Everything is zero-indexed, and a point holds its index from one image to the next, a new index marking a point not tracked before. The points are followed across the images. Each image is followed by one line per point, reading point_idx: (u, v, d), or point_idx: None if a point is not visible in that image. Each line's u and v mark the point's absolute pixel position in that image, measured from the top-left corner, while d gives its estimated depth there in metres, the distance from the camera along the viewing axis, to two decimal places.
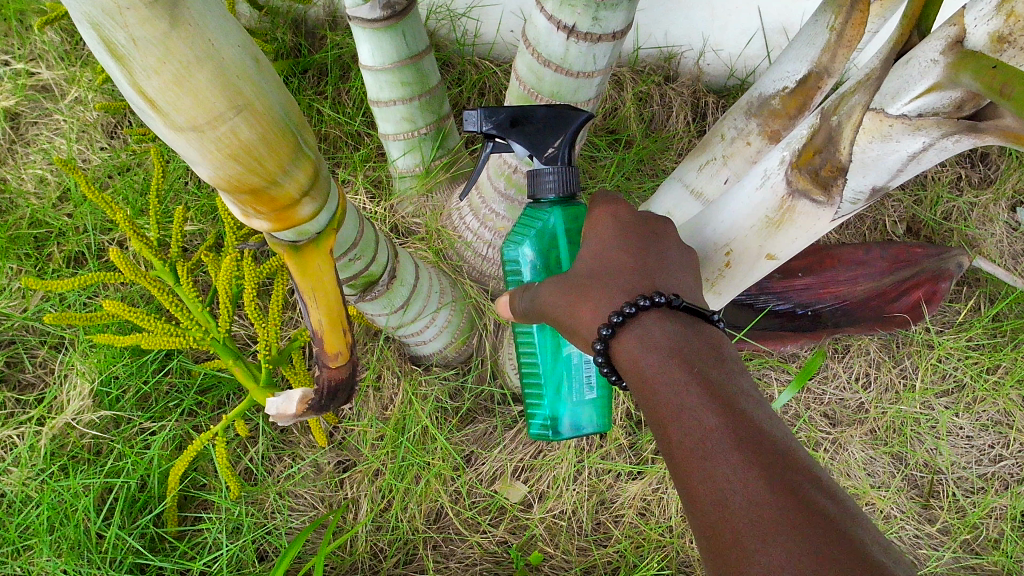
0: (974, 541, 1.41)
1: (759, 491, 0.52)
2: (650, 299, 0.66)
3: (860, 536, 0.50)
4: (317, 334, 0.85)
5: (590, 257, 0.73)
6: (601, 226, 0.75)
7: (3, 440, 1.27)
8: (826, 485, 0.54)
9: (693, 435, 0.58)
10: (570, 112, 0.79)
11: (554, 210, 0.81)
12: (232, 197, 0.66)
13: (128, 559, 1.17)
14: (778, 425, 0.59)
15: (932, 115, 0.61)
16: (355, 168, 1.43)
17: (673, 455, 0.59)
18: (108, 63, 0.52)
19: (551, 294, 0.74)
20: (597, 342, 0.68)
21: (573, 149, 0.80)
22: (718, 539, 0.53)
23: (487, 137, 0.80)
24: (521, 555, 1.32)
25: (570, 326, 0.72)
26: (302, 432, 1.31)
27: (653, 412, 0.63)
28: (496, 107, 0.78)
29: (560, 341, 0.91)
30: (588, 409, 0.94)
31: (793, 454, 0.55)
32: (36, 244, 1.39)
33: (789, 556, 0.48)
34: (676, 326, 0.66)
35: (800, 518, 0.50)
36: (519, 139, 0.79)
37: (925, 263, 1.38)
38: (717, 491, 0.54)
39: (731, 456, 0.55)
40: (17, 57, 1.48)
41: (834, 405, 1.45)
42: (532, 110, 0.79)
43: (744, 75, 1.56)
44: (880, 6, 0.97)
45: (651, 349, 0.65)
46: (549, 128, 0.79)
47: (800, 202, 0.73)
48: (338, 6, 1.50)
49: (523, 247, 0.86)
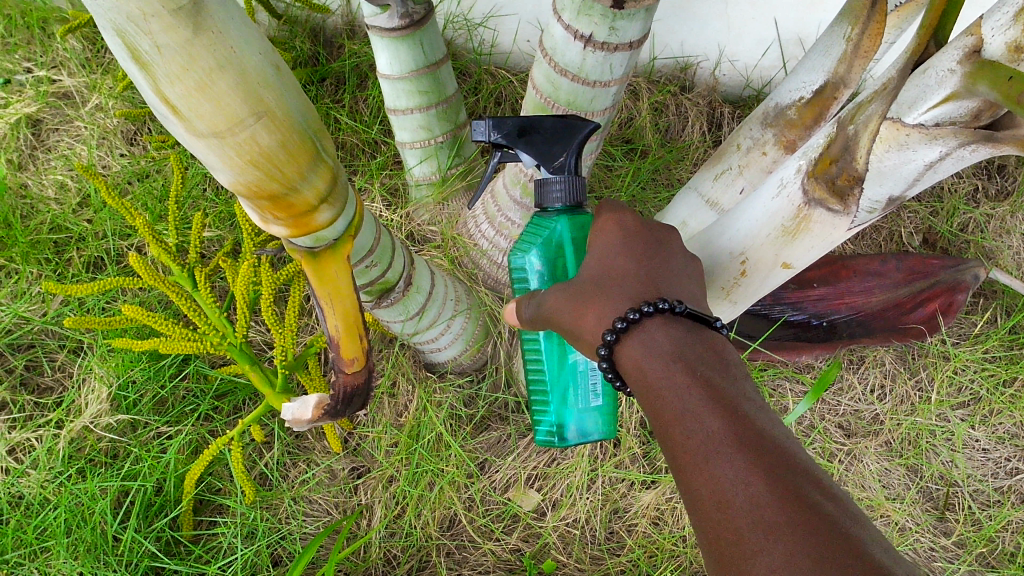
0: (991, 554, 1.39)
1: (761, 493, 0.53)
2: (655, 305, 0.66)
3: (861, 537, 0.50)
4: (334, 340, 0.86)
5: (595, 263, 0.73)
6: (606, 233, 0.75)
7: (21, 443, 1.28)
8: (828, 488, 0.54)
9: (696, 438, 0.58)
10: (577, 123, 0.80)
11: (561, 219, 0.81)
12: (251, 203, 0.66)
13: (144, 562, 1.18)
14: (780, 428, 0.59)
15: (949, 124, 0.60)
16: (372, 176, 1.44)
17: (677, 459, 0.59)
18: (131, 70, 0.52)
19: (556, 300, 0.73)
20: (602, 348, 0.68)
21: (580, 159, 0.80)
22: (721, 540, 0.53)
23: (494, 147, 0.80)
24: (534, 563, 1.32)
25: (574, 332, 0.72)
26: (317, 437, 1.32)
27: (657, 415, 0.63)
28: (505, 116, 0.79)
29: (566, 348, 0.91)
30: (593, 416, 0.95)
31: (795, 457, 0.56)
32: (56, 249, 1.41)
33: (791, 556, 0.49)
34: (680, 331, 0.66)
35: (802, 519, 0.50)
36: (527, 149, 0.79)
37: (940, 274, 1.37)
38: (720, 492, 0.55)
39: (734, 459, 0.55)
40: (40, 64, 1.50)
41: (848, 416, 1.45)
42: (540, 121, 0.80)
43: (760, 85, 1.56)
44: (896, 17, 0.97)
45: (655, 353, 0.65)
46: (557, 139, 0.79)
47: (816, 211, 0.73)
48: (356, 16, 1.51)
49: (530, 254, 0.85)
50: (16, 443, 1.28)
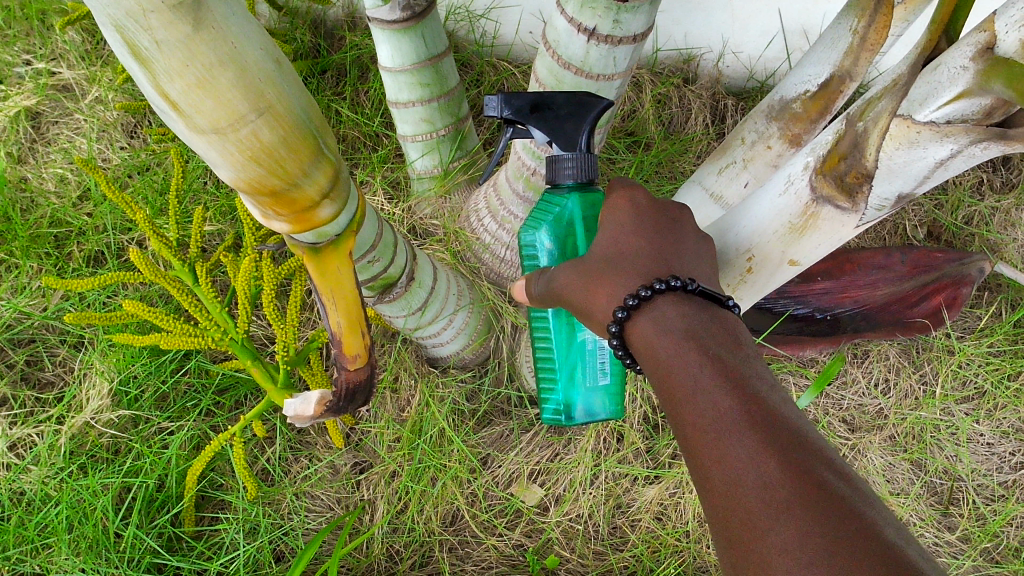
0: (995, 549, 1.39)
1: (772, 472, 0.52)
2: (666, 282, 0.65)
3: (873, 516, 0.50)
4: (336, 337, 0.85)
5: (606, 240, 0.72)
6: (617, 210, 0.73)
7: (23, 439, 1.28)
8: (840, 467, 0.54)
9: (707, 417, 0.58)
10: (590, 99, 0.78)
11: (572, 196, 0.80)
12: (252, 198, 0.65)
13: (146, 559, 1.18)
14: (793, 408, 0.59)
15: (960, 121, 0.60)
16: (373, 169, 1.43)
17: (687, 437, 0.59)
18: (130, 66, 0.52)
19: (567, 277, 0.73)
20: (613, 325, 0.67)
21: (593, 137, 0.79)
22: (730, 519, 0.53)
23: (506, 123, 0.78)
24: (538, 559, 1.32)
25: (584, 308, 0.71)
26: (319, 433, 1.31)
27: (667, 393, 0.62)
28: (517, 93, 0.77)
29: (576, 327, 0.89)
30: (600, 396, 0.93)
31: (807, 436, 0.55)
32: (56, 243, 1.40)
33: (802, 536, 0.48)
34: (692, 310, 0.66)
35: (813, 499, 0.50)
36: (539, 126, 0.78)
37: (945, 267, 1.36)
38: (730, 471, 0.54)
39: (746, 437, 0.55)
40: (39, 56, 1.49)
41: (853, 411, 1.44)
42: (552, 97, 0.78)
43: (764, 77, 1.55)
44: (904, 9, 0.96)
45: (666, 331, 0.64)
46: (569, 116, 0.78)
47: (824, 208, 0.72)
48: (357, 7, 1.50)
49: (540, 232, 0.84)
50: (18, 439, 1.28)
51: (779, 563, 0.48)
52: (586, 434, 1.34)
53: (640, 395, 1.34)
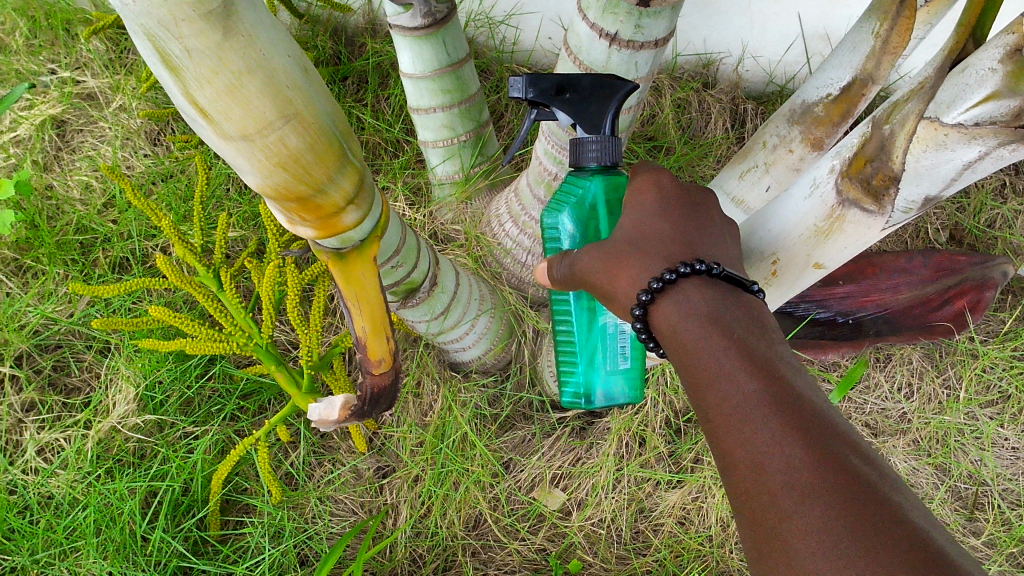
0: (1021, 554, 1.37)
1: (798, 455, 0.52)
2: (691, 266, 0.65)
3: (900, 500, 0.49)
4: (361, 341, 0.86)
5: (630, 224, 0.72)
6: (642, 193, 0.73)
7: (50, 443, 1.29)
8: (867, 453, 0.53)
9: (731, 399, 0.57)
10: (615, 80, 0.76)
11: (595, 178, 0.80)
12: (278, 204, 0.66)
13: (172, 562, 1.18)
14: (819, 393, 0.58)
15: (989, 124, 0.58)
16: (394, 175, 1.44)
17: (711, 420, 0.58)
18: (162, 75, 0.52)
19: (590, 260, 0.73)
20: (636, 308, 0.67)
21: (619, 118, 0.78)
22: (754, 502, 0.52)
23: (530, 104, 0.77)
24: (560, 563, 1.32)
25: (608, 293, 0.71)
26: (342, 437, 1.33)
27: (690, 376, 0.62)
28: (542, 74, 0.75)
29: (597, 310, 0.89)
30: (621, 380, 0.93)
31: (833, 421, 0.54)
32: (82, 250, 1.41)
33: (826, 519, 0.48)
34: (716, 293, 0.65)
35: (839, 483, 0.50)
36: (564, 109, 0.76)
37: (969, 271, 1.35)
38: (754, 454, 0.53)
39: (771, 421, 0.54)
40: (64, 65, 1.52)
41: (875, 415, 1.44)
42: (577, 78, 0.76)
43: (783, 81, 1.55)
44: (926, 12, 0.95)
45: (690, 314, 0.64)
46: (595, 98, 0.76)
47: (851, 211, 0.72)
48: (378, 14, 1.51)
49: (562, 216, 0.83)
50: (45, 443, 1.29)
51: (802, 546, 0.48)
52: (609, 438, 1.35)
53: (663, 399, 1.35)
